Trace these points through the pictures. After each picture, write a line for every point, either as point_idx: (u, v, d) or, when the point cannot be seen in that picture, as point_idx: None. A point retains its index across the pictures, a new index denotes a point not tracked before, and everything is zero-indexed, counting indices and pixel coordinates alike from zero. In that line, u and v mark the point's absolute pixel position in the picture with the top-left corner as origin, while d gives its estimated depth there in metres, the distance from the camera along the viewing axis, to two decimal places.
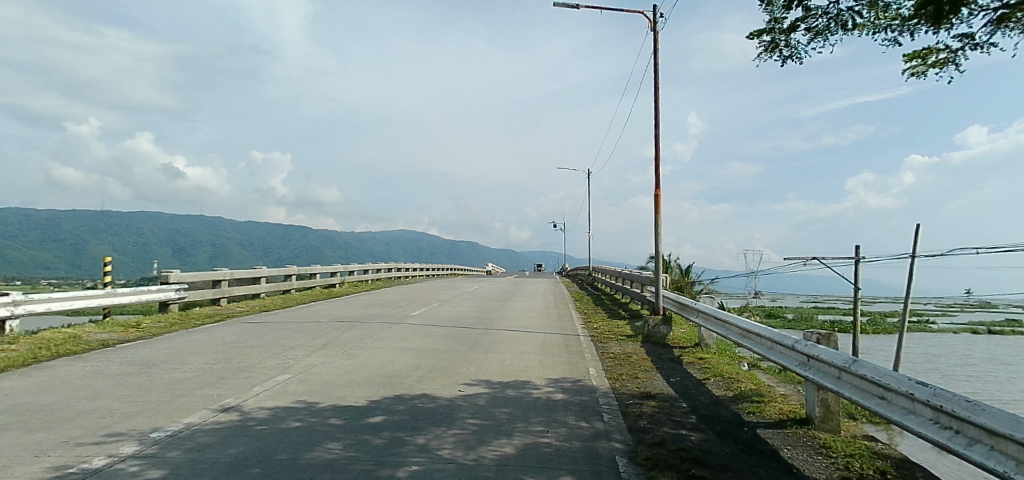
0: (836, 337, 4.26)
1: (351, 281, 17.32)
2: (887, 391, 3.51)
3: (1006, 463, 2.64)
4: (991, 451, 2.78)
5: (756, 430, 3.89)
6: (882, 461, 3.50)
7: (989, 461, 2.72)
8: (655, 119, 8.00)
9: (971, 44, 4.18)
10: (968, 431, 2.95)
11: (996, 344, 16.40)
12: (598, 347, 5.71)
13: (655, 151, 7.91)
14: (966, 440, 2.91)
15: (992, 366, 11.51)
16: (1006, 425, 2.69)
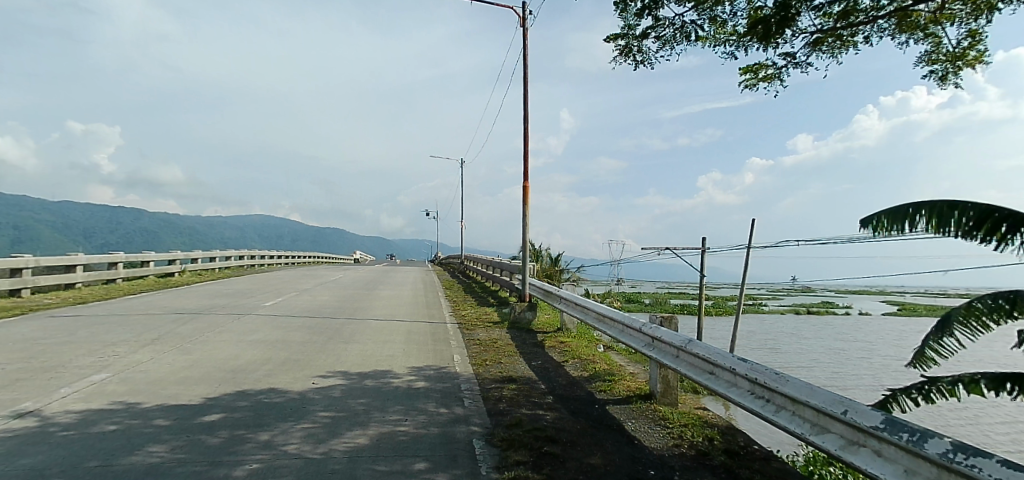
0: (677, 319, 4.70)
1: (194, 268, 15.84)
2: (715, 367, 3.97)
3: (804, 426, 3.21)
4: (792, 415, 3.33)
5: (606, 406, 4.22)
6: (709, 428, 4.02)
7: (792, 424, 3.27)
8: (524, 111, 8.23)
9: (792, 63, 4.79)
10: (775, 399, 3.49)
11: (810, 323, 19.20)
12: (464, 334, 5.79)
13: (524, 142, 8.13)
14: (775, 408, 3.44)
15: (803, 342, 13.47)
16: (804, 394, 3.23)
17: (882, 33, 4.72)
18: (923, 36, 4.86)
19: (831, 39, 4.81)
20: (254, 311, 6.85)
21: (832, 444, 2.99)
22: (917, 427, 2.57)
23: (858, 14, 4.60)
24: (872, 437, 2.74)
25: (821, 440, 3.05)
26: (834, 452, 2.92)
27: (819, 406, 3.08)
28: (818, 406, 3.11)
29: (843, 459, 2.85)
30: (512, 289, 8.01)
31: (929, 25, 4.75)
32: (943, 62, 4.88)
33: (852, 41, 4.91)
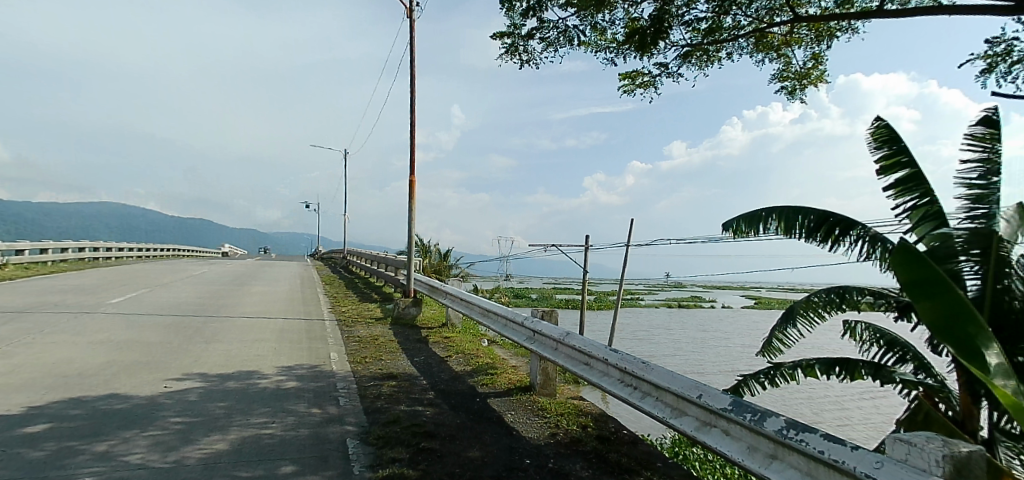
0: (556, 313, 4.89)
1: (18, 261, 13.73)
2: (589, 358, 4.18)
3: (665, 410, 3.49)
4: (655, 400, 3.60)
5: (487, 400, 4.29)
6: (584, 416, 4.24)
7: (655, 409, 3.55)
8: (411, 104, 8.11)
9: (666, 72, 5.15)
10: (641, 386, 3.75)
11: (680, 316, 20.89)
12: (343, 331, 5.60)
13: (411, 135, 8.01)
14: (641, 394, 3.70)
15: (670, 334, 14.61)
16: (665, 380, 3.51)
17: (741, 51, 5.22)
18: (776, 56, 5.43)
19: (699, 53, 5.22)
20: (97, 309, 6.12)
21: (688, 425, 3.28)
22: (759, 407, 2.88)
23: (721, 32, 5.05)
24: (721, 418, 3.04)
25: (679, 422, 3.34)
26: (691, 433, 3.20)
27: (678, 391, 3.36)
28: (677, 391, 3.38)
29: (698, 439, 3.13)
30: (397, 285, 7.88)
31: (781, 47, 5.32)
32: (792, 81, 5.49)
33: (717, 57, 5.37)
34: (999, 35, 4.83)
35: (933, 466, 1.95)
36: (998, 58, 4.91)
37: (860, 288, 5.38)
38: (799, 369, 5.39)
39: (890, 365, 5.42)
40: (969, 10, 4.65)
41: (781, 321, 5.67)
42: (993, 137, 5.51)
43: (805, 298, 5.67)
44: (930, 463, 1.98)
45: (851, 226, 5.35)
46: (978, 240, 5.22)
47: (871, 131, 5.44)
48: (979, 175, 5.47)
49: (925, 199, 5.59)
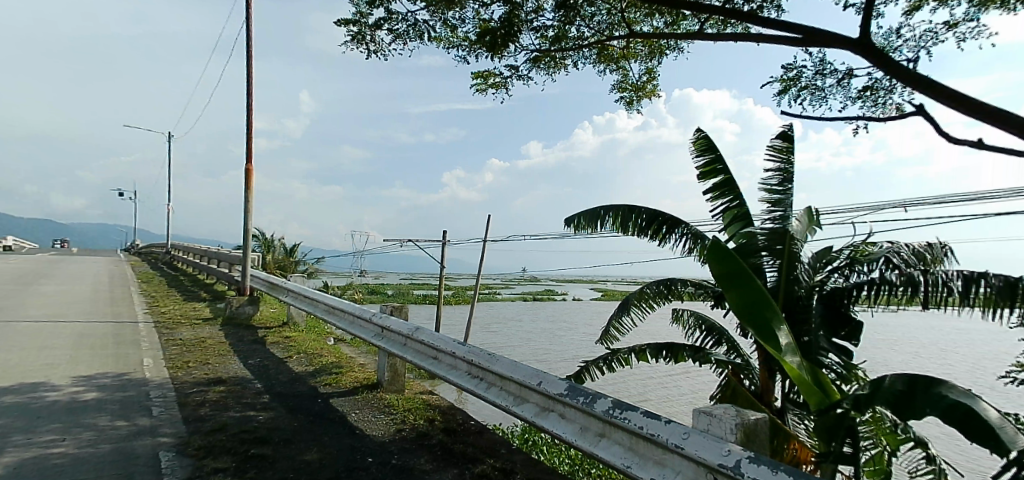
0: (406, 308, 4.87)
1: None
2: (437, 352, 4.23)
3: (508, 398, 3.64)
4: (499, 390, 3.74)
5: (329, 400, 4.15)
6: (431, 410, 4.27)
7: (499, 398, 3.68)
8: (249, 88, 7.54)
9: (516, 74, 5.35)
10: (487, 377, 3.87)
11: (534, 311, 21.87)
12: (162, 334, 5.07)
13: (249, 122, 7.46)
14: (486, 385, 3.82)
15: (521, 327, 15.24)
16: (508, 370, 3.65)
17: (585, 60, 5.60)
18: (615, 67, 5.89)
19: (547, 59, 5.49)
20: None
21: (529, 412, 3.46)
22: (591, 390, 3.09)
23: (567, 40, 5.38)
24: (558, 402, 3.25)
25: (520, 409, 3.50)
26: (530, 419, 3.36)
27: (520, 380, 3.51)
28: (519, 380, 3.54)
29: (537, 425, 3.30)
30: (232, 283, 7.28)
31: (620, 59, 5.79)
32: (629, 92, 5.96)
33: (563, 64, 5.70)
34: (791, 63, 5.69)
35: (729, 434, 2.33)
36: (791, 82, 5.77)
37: (684, 280, 6.08)
38: (634, 353, 5.91)
39: (707, 347, 6.16)
40: (769, 38, 5.40)
41: (618, 311, 6.19)
42: (789, 149, 6.43)
43: (639, 290, 6.24)
44: (726, 431, 2.36)
45: (677, 224, 6.00)
46: (777, 238, 6.07)
47: (693, 141, 6.14)
48: (777, 181, 6.38)
49: (737, 201, 6.41)
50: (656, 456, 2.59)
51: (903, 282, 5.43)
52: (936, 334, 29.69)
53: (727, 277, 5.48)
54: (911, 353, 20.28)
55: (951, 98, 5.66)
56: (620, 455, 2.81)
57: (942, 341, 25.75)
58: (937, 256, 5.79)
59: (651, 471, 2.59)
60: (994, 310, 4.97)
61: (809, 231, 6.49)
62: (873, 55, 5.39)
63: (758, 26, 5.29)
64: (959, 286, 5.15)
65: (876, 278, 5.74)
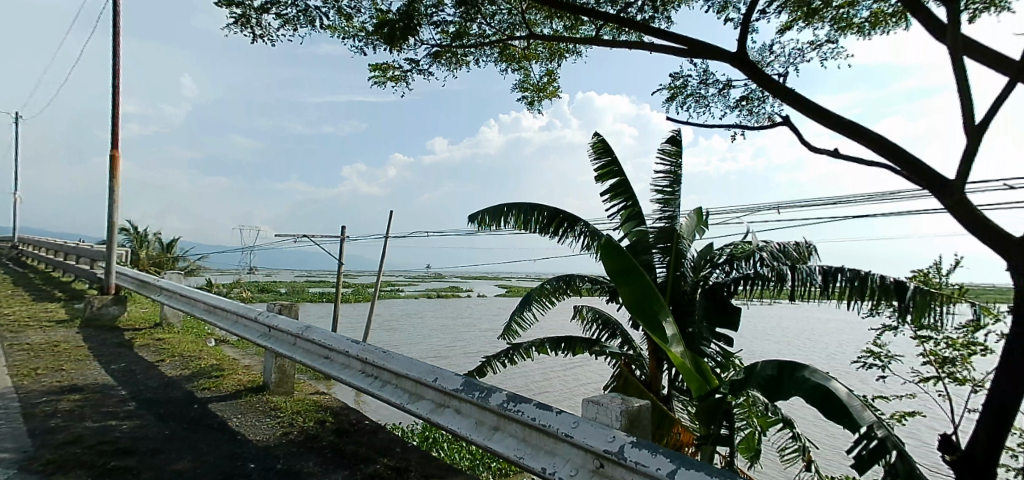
0: (296, 307, 4.68)
1: None
2: (329, 351, 4.09)
3: (403, 396, 3.59)
4: (394, 387, 3.68)
5: (207, 405, 3.89)
6: (323, 412, 4.12)
7: (393, 396, 3.62)
8: (115, 67, 6.86)
9: (416, 69, 5.29)
10: (381, 375, 3.80)
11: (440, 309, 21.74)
12: (4, 338, 4.50)
13: (115, 104, 6.79)
14: (381, 383, 3.74)
15: None
16: (403, 368, 3.60)
17: (487, 58, 5.64)
18: (517, 67, 5.97)
19: (448, 55, 5.47)
20: None
21: (424, 409, 3.43)
22: (484, 384, 3.11)
23: (467, 37, 5.39)
24: (454, 398, 3.25)
25: (415, 406, 3.46)
26: (425, 415, 3.33)
27: (415, 377, 3.47)
28: (414, 377, 3.50)
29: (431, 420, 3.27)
30: (93, 281, 6.59)
31: (521, 59, 5.89)
32: (530, 92, 6.04)
33: (464, 60, 5.70)
34: (678, 72, 6.07)
35: (616, 421, 2.48)
36: (678, 90, 6.17)
37: (581, 276, 6.32)
38: (533, 347, 6.04)
39: (602, 339, 6.43)
40: (659, 48, 5.73)
41: (519, 306, 6.30)
42: (677, 153, 6.80)
43: (539, 285, 6.38)
44: (613, 418, 2.50)
45: (576, 223, 6.22)
46: (665, 236, 6.64)
47: (591, 144, 6.39)
48: (667, 183, 6.77)
49: (631, 201, 6.74)
50: (548, 445, 2.67)
51: (774, 278, 5.99)
52: (807, 325, 32.98)
53: (620, 273, 5.76)
54: (787, 342, 22.34)
55: (813, 111, 6.31)
56: (513, 447, 2.85)
57: (811, 331, 28.66)
58: (803, 253, 6.38)
59: (542, 460, 2.65)
60: (848, 300, 5.70)
61: (695, 231, 6.91)
62: (748, 68, 5.88)
63: (649, 36, 5.60)
64: (819, 280, 5.78)
65: (751, 274, 6.25)
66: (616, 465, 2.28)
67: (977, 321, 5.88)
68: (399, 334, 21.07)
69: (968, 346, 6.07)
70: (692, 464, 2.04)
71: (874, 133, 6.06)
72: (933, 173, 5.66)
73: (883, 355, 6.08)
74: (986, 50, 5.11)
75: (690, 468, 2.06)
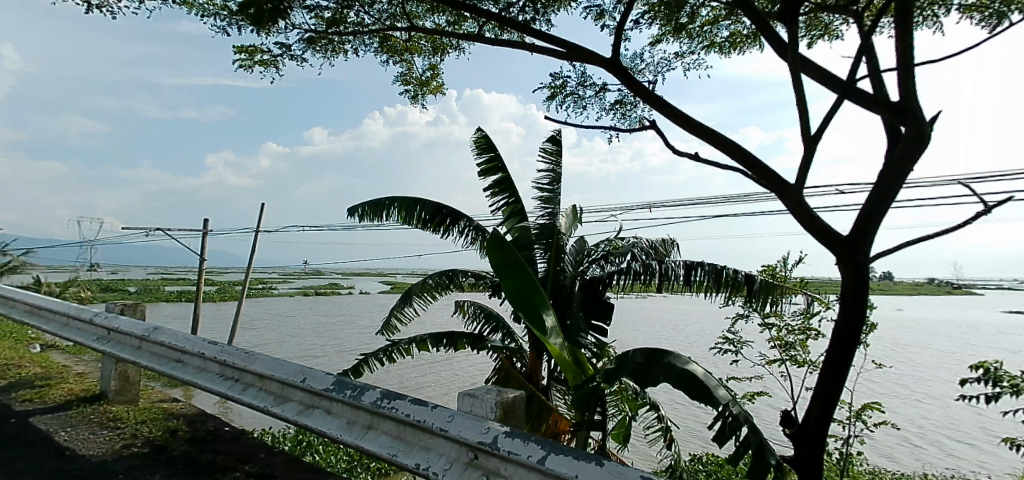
0: (142, 307, 4.27)
1: None
2: (182, 354, 3.74)
3: (267, 399, 3.28)
4: (258, 391, 3.37)
5: (27, 420, 3.43)
6: (175, 420, 3.77)
7: (257, 400, 3.30)
8: None
9: (288, 54, 5.01)
10: (243, 378, 3.48)
11: None
12: None
13: None
14: (243, 387, 3.41)
15: None
16: (268, 369, 3.30)
17: (366, 48, 5.48)
18: (399, 59, 5.86)
19: (324, 41, 5.24)
20: None
21: (291, 411, 3.09)
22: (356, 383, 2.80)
23: (344, 24, 5.22)
24: (324, 398, 2.93)
25: (282, 410, 3.15)
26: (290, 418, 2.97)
27: (281, 378, 3.15)
28: (281, 378, 3.20)
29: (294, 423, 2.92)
30: None
31: (403, 52, 5.79)
32: (414, 85, 5.92)
33: (342, 49, 5.50)
34: (558, 72, 6.30)
35: (490, 413, 2.33)
36: (558, 90, 6.39)
37: (465, 271, 6.33)
38: (414, 343, 5.99)
39: (484, 334, 6.52)
40: (540, 49, 5.91)
41: (400, 302, 6.23)
42: (557, 152, 7.06)
43: (420, 281, 6.33)
44: (486, 411, 2.38)
45: (459, 218, 6.24)
46: (546, 232, 6.86)
47: (474, 140, 6.43)
48: (548, 181, 7.00)
49: (514, 198, 6.89)
50: (422, 443, 2.44)
51: (644, 271, 6.40)
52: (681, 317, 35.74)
53: (503, 267, 5.85)
54: (663, 333, 24.10)
55: (679, 117, 6.83)
56: (386, 445, 2.60)
57: (684, 323, 31.12)
58: (668, 249, 6.95)
59: (416, 456, 2.42)
60: (707, 292, 6.22)
61: (572, 227, 7.26)
62: (622, 74, 6.25)
63: (530, 36, 5.75)
64: (683, 274, 6.26)
65: (624, 267, 6.65)
66: (485, 456, 2.14)
67: (811, 309, 6.65)
68: (281, 336, 19.96)
69: (805, 332, 6.83)
70: (551, 446, 1.97)
71: (730, 140, 6.69)
72: (777, 177, 6.35)
73: (736, 340, 6.69)
74: (818, 70, 5.82)
75: (560, 453, 1.96)
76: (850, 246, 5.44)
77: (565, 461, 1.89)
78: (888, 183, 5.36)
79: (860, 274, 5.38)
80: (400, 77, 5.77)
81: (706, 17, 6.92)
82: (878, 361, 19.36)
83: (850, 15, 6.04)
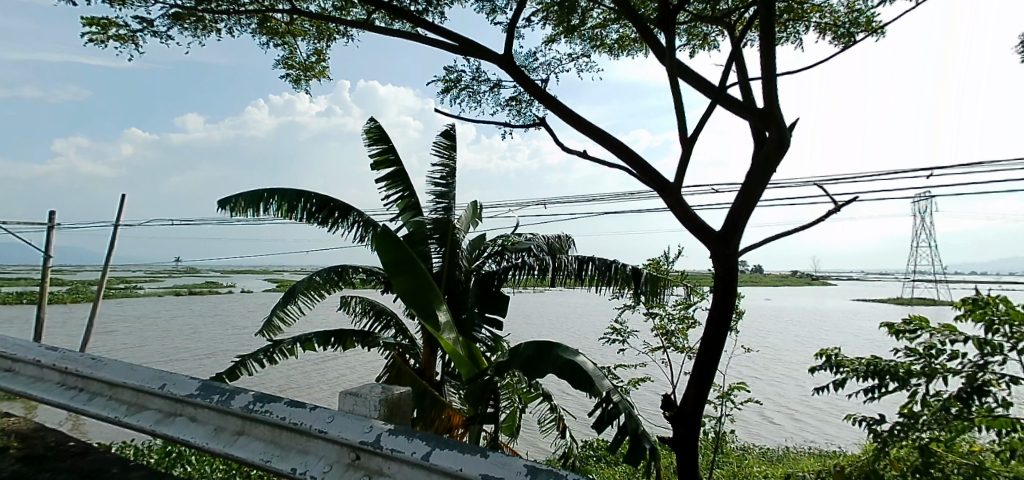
0: None
1: None
2: (14, 362, 3.29)
3: (117, 408, 2.52)
4: (107, 401, 2.67)
5: None
6: (6, 437, 3.34)
7: (105, 411, 2.58)
8: None
9: (149, 30, 4.59)
10: (92, 387, 2.82)
11: None
12: None
13: None
14: (88, 398, 2.73)
15: None
16: (118, 372, 2.58)
17: (243, 28, 5.15)
18: (280, 42, 5.57)
19: (193, 19, 4.86)
20: None
21: (147, 421, 2.32)
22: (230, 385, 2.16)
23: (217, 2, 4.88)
24: (187, 404, 2.19)
25: (136, 421, 2.36)
26: (145, 432, 2.27)
27: (133, 385, 2.39)
28: (134, 384, 2.42)
29: (153, 437, 2.24)
30: None
31: (285, 35, 5.51)
32: (297, 70, 5.65)
33: (215, 28, 5.13)
34: (452, 66, 6.27)
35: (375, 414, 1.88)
36: (452, 83, 6.36)
37: (355, 267, 6.16)
38: (298, 343, 5.76)
39: (375, 331, 6.37)
40: (432, 41, 5.84)
41: (284, 300, 5.93)
42: (452, 146, 7.02)
43: (306, 278, 6.04)
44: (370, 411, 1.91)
45: (348, 211, 6.04)
46: (440, 227, 6.76)
47: (366, 131, 6.25)
48: (442, 176, 6.96)
49: (408, 192, 6.78)
50: (301, 450, 1.83)
51: (538, 266, 6.54)
52: (579, 310, 37.20)
53: (394, 263, 5.75)
54: (557, 326, 24.98)
55: (570, 116, 7.06)
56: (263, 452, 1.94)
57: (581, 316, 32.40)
58: (562, 245, 7.14)
59: (293, 461, 1.82)
60: (598, 285, 6.44)
61: (470, 223, 7.25)
62: (514, 71, 6.33)
63: (422, 27, 5.67)
64: (575, 269, 6.45)
65: (519, 262, 6.76)
66: (371, 455, 1.65)
67: (689, 299, 7.13)
68: (155, 342, 18.38)
69: (683, 320, 7.35)
70: (449, 440, 1.53)
71: (618, 139, 7.02)
72: (659, 175, 6.74)
73: (623, 331, 7.03)
74: (694, 76, 6.24)
75: (450, 447, 1.54)
76: (722, 240, 5.88)
77: (461, 456, 1.44)
78: (753, 184, 5.85)
79: (730, 267, 5.83)
80: (281, 63, 5.49)
81: (597, 20, 7.20)
82: (748, 347, 21.35)
83: (723, 25, 6.52)
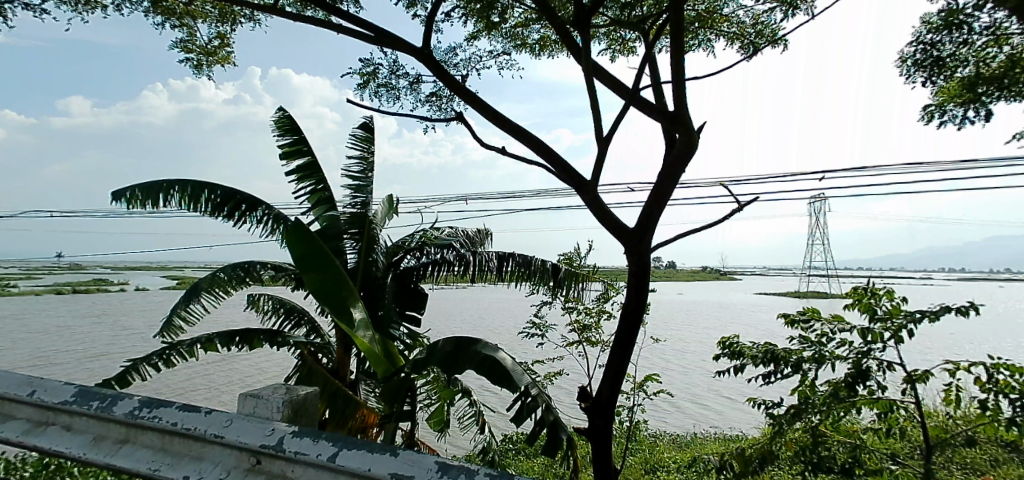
0: None
1: None
2: None
3: None
4: None
5: None
6: None
7: None
8: None
9: (18, 2, 4.15)
10: None
11: None
12: None
13: None
14: None
15: None
16: None
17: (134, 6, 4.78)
18: (178, 23, 5.21)
19: None
20: None
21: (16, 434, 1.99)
22: (114, 389, 1.89)
23: None
24: (62, 412, 1.90)
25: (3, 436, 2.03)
26: (13, 447, 1.95)
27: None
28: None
29: (22, 452, 1.92)
30: None
31: (183, 16, 5.16)
32: (197, 54, 5.31)
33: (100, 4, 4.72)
34: (369, 59, 6.11)
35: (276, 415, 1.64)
36: (369, 76, 6.21)
37: (263, 263, 5.89)
38: (199, 344, 5.42)
39: (285, 329, 6.13)
40: (347, 31, 5.67)
41: (185, 299, 5.54)
42: (369, 140, 6.86)
43: (210, 275, 5.68)
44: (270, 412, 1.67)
45: (256, 205, 5.76)
46: (356, 221, 6.68)
47: (275, 120, 5.98)
48: (359, 170, 6.79)
49: (321, 185, 6.56)
50: (194, 457, 1.61)
51: (457, 262, 6.53)
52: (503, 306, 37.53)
53: (305, 258, 5.54)
54: (479, 321, 25.08)
55: (491, 113, 7.07)
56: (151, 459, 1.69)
57: (505, 311, 32.71)
58: (481, 240, 7.17)
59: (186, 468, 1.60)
60: (517, 281, 6.50)
61: (386, 218, 7.13)
62: (433, 65, 6.26)
63: (336, 16, 5.48)
64: (494, 265, 6.48)
65: (438, 258, 6.73)
66: (273, 459, 1.45)
67: (605, 294, 7.36)
68: (36, 347, 16.70)
69: (599, 313, 7.58)
70: (359, 439, 1.37)
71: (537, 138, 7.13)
72: (576, 174, 6.90)
73: (542, 325, 7.14)
74: (610, 78, 6.43)
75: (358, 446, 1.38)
76: (636, 237, 6.11)
77: (370, 456, 1.29)
78: (665, 183, 6.11)
79: (642, 262, 6.06)
80: (178, 46, 5.14)
81: (518, 20, 7.25)
82: (659, 338, 22.39)
83: (638, 30, 6.75)
